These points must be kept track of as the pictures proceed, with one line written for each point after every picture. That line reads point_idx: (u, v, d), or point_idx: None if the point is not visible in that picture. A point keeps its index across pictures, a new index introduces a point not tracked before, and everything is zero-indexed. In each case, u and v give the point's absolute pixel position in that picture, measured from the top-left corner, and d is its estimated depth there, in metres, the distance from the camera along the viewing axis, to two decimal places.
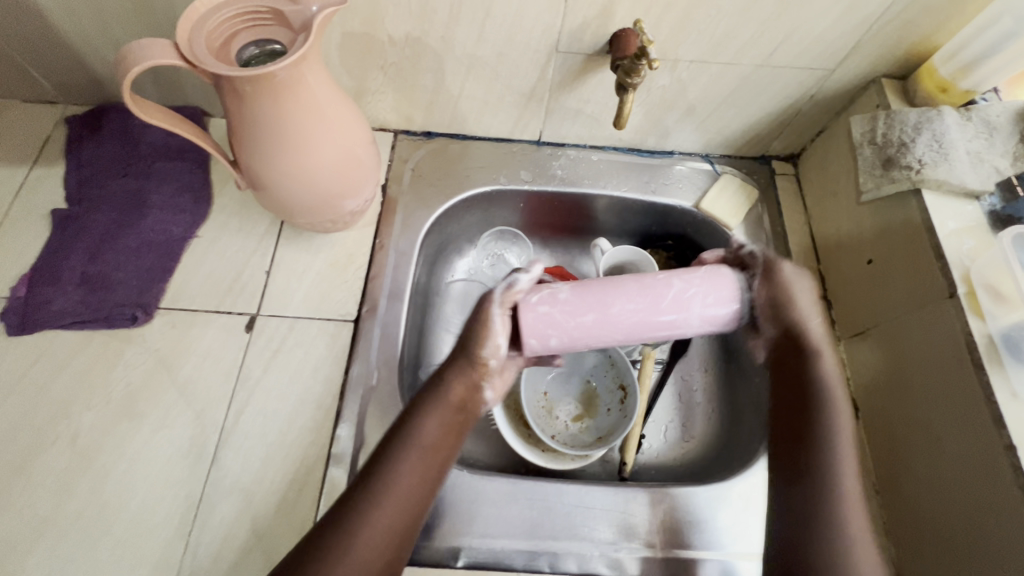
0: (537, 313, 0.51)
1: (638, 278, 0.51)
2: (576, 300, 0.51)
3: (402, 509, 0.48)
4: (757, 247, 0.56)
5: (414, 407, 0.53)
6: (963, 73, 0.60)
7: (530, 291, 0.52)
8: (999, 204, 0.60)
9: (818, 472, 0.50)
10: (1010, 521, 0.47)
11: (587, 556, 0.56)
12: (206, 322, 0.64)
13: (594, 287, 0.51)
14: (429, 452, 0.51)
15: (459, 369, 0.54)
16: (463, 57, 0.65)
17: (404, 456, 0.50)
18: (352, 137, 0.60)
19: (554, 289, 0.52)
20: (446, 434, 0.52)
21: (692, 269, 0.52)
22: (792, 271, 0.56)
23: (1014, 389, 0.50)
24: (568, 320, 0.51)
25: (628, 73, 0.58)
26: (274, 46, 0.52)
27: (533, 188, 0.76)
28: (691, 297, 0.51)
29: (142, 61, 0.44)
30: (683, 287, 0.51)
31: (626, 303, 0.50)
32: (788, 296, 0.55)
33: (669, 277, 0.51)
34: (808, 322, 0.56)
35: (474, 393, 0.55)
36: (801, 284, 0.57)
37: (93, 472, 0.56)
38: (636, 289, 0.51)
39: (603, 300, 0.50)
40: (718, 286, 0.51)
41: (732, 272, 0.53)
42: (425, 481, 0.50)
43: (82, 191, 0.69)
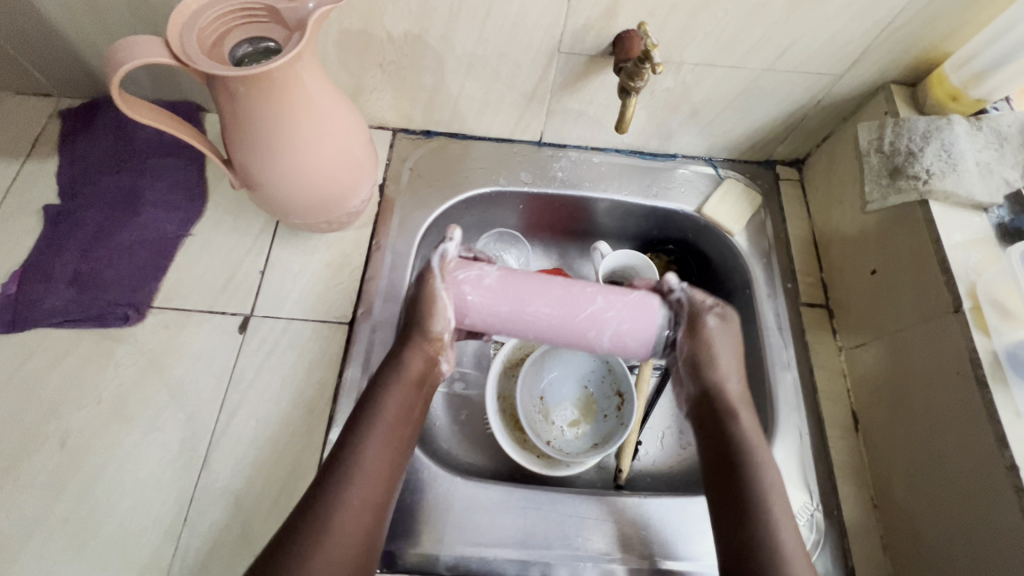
0: (462, 291, 0.54)
1: (567, 283, 0.54)
2: (496, 288, 0.54)
3: (375, 480, 0.50)
4: (687, 292, 0.57)
5: (372, 387, 0.55)
6: (975, 82, 0.59)
7: (462, 270, 0.55)
8: (1007, 216, 0.59)
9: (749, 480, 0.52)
10: (1007, 542, 0.46)
11: (579, 567, 0.56)
12: (199, 323, 0.63)
13: (519, 280, 0.54)
14: (395, 425, 0.53)
15: (415, 346, 0.56)
16: (463, 56, 0.63)
17: (370, 434, 0.52)
18: (349, 137, 0.59)
19: (483, 273, 0.55)
20: (405, 407, 0.54)
21: (623, 292, 0.55)
22: (715, 325, 0.58)
23: (1018, 408, 0.49)
24: (483, 305, 0.54)
25: (632, 76, 0.57)
26: (269, 44, 0.51)
27: (532, 189, 0.75)
28: (607, 317, 0.53)
29: (131, 60, 0.43)
30: (603, 306, 0.53)
31: (543, 304, 0.53)
32: (709, 350, 0.57)
33: (595, 293, 0.54)
34: (725, 381, 0.58)
35: (430, 367, 0.57)
36: (725, 344, 0.58)
37: (82, 473, 0.56)
38: (560, 295, 0.53)
39: (520, 298, 0.53)
40: (637, 315, 0.54)
41: (656, 303, 0.55)
42: (393, 454, 0.52)
43: (75, 187, 0.68)
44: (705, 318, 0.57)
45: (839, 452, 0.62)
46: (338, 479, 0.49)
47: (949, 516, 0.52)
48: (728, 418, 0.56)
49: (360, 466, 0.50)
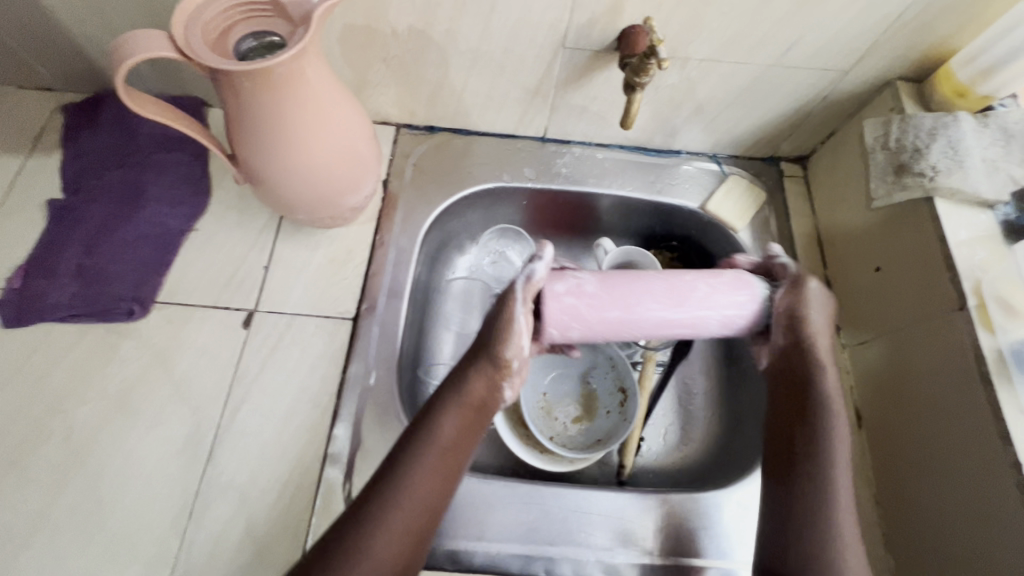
0: (563, 303, 0.52)
1: (666, 277, 0.53)
2: (602, 292, 0.52)
3: (415, 512, 0.47)
4: (790, 259, 0.58)
5: (431, 407, 0.52)
6: (982, 78, 0.58)
7: (554, 282, 0.53)
8: (1013, 213, 0.59)
9: (818, 504, 0.49)
10: (1010, 539, 0.47)
11: (582, 562, 0.56)
12: (203, 318, 0.63)
13: (621, 281, 0.53)
14: (447, 455, 0.50)
15: (480, 370, 0.52)
16: (467, 51, 0.63)
17: (422, 457, 0.49)
18: (353, 132, 0.59)
19: (580, 280, 0.53)
20: (464, 435, 0.52)
21: (717, 274, 0.54)
22: (817, 289, 0.56)
23: (1022, 406, 0.49)
24: (591, 314, 0.52)
25: (637, 72, 0.57)
26: (273, 38, 0.51)
27: (536, 185, 0.75)
28: (714, 302, 0.53)
29: (135, 53, 0.43)
30: (708, 291, 0.53)
31: (652, 301, 0.52)
32: (805, 308, 0.55)
33: (695, 280, 0.54)
34: (815, 339, 0.55)
35: (492, 392, 0.53)
36: (820, 307, 0.56)
37: (88, 468, 0.56)
38: (661, 290, 0.52)
39: (630, 299, 0.52)
40: (739, 294, 0.54)
41: (753, 280, 0.55)
42: (440, 488, 0.49)
43: (79, 182, 0.68)
44: (810, 282, 0.55)
45: None
46: (381, 508, 0.47)
47: (952, 521, 0.52)
48: (815, 372, 0.54)
49: (406, 495, 0.47)
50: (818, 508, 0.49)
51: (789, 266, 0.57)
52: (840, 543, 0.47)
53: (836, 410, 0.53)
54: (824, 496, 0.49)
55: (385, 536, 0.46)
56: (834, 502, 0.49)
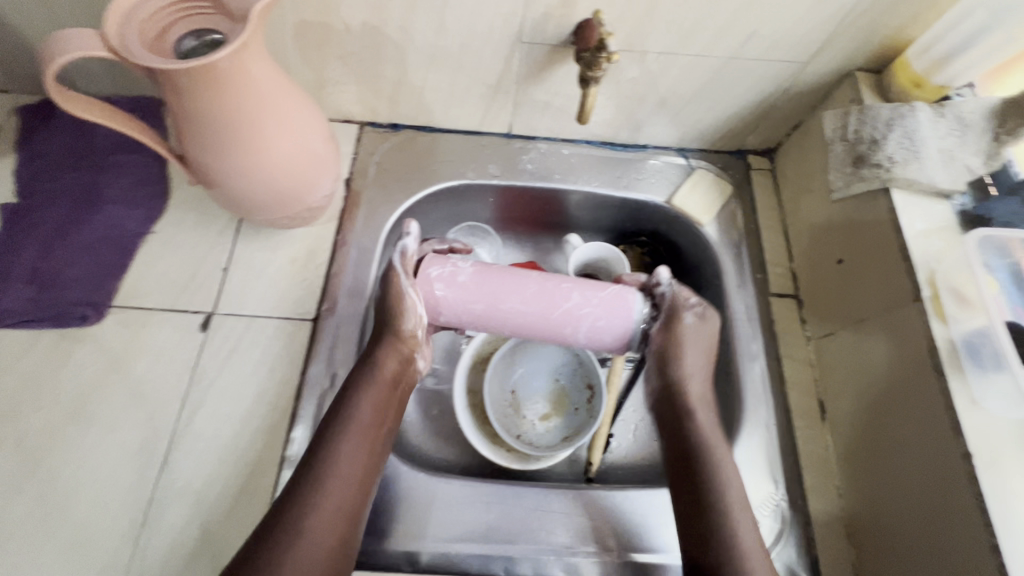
0: (435, 288, 0.55)
1: (541, 282, 0.55)
2: (473, 283, 0.55)
3: (348, 488, 0.50)
4: (672, 288, 0.59)
5: (347, 390, 0.55)
6: (938, 68, 0.58)
7: (436, 264, 0.56)
8: (970, 203, 0.59)
9: (710, 483, 0.53)
10: (962, 528, 0.46)
11: (543, 560, 0.56)
12: (161, 321, 0.62)
13: (494, 277, 0.55)
14: (368, 429, 0.53)
15: (388, 347, 0.57)
16: (424, 47, 0.62)
17: (345, 437, 0.52)
18: (305, 129, 0.58)
19: (458, 268, 0.56)
20: (382, 409, 0.55)
21: (599, 288, 0.55)
22: (692, 324, 0.59)
23: (974, 397, 0.49)
24: (458, 301, 0.55)
25: (589, 66, 0.57)
26: (215, 36, 0.50)
27: (502, 182, 0.75)
28: (582, 313, 0.55)
29: (64, 52, 0.42)
30: (577, 301, 0.55)
31: (517, 300, 0.54)
32: (678, 344, 0.59)
33: (570, 289, 0.55)
34: (686, 379, 0.59)
35: (404, 368, 0.58)
36: (694, 344, 0.59)
37: (41, 475, 0.55)
38: (531, 293, 0.54)
39: (498, 294, 0.54)
40: (612, 312, 0.55)
41: (634, 298, 0.56)
42: (367, 455, 0.52)
43: (33, 184, 0.67)
44: (683, 315, 0.58)
45: (807, 443, 0.62)
46: (313, 485, 0.49)
47: (907, 516, 0.51)
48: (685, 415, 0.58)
49: (334, 468, 0.50)
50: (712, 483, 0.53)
51: (664, 291, 0.59)
52: (733, 511, 0.51)
53: (711, 445, 0.55)
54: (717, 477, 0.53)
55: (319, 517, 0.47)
56: (720, 475, 0.53)
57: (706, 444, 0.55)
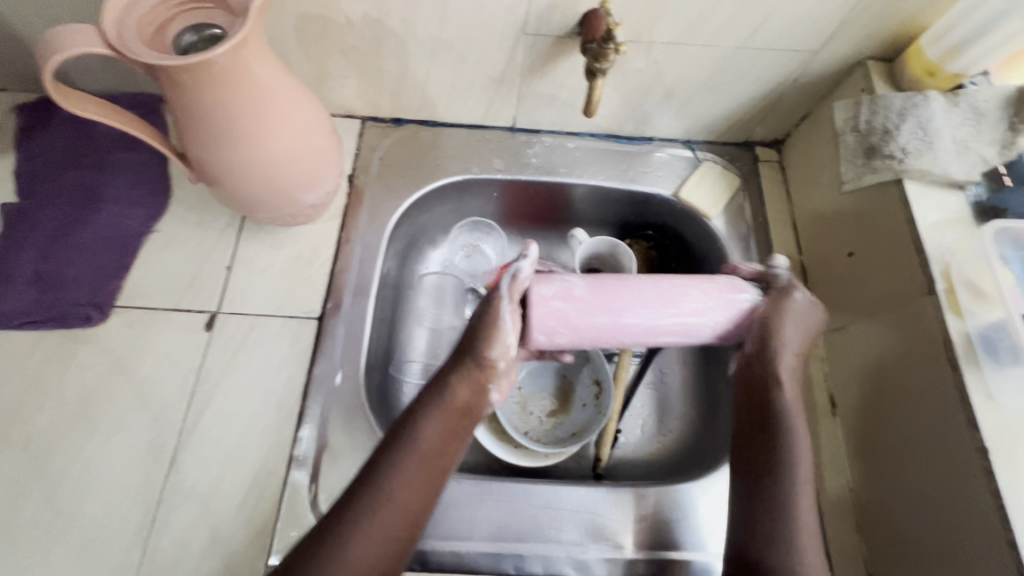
0: (552, 307, 0.49)
1: (657, 282, 0.52)
2: (592, 298, 0.50)
3: (399, 519, 0.47)
4: (787, 270, 0.56)
5: (413, 411, 0.51)
6: (951, 56, 0.57)
7: (545, 284, 0.50)
8: (985, 194, 0.58)
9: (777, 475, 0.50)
10: (977, 523, 0.46)
11: (552, 558, 0.55)
12: (165, 321, 0.62)
13: (610, 287, 0.51)
14: (428, 460, 0.49)
15: (464, 374, 0.50)
16: (426, 40, 0.61)
17: (401, 464, 0.48)
18: (307, 126, 0.57)
19: (568, 284, 0.50)
20: (449, 439, 0.50)
21: (708, 281, 0.53)
22: (800, 300, 0.54)
23: (990, 391, 0.48)
24: (583, 318, 0.50)
25: (597, 57, 0.55)
26: (213, 31, 0.49)
27: (506, 176, 0.74)
28: (707, 309, 0.52)
29: (61, 50, 0.41)
30: (698, 300, 0.52)
31: (638, 309, 0.50)
32: (778, 324, 0.54)
33: (688, 285, 0.52)
34: (784, 350, 0.54)
35: (477, 395, 0.51)
36: (797, 321, 0.54)
37: (49, 478, 0.55)
38: (652, 296, 0.51)
39: (616, 302, 0.50)
40: (728, 305, 0.52)
41: (744, 288, 0.54)
42: (422, 494, 0.48)
43: (33, 184, 0.66)
44: (795, 294, 0.54)
45: (818, 438, 0.61)
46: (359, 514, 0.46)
47: (923, 515, 0.51)
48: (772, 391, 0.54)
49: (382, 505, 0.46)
50: (782, 513, 0.48)
51: (775, 270, 0.56)
52: (799, 516, 0.48)
53: (792, 417, 0.52)
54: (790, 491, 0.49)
55: (362, 548, 0.45)
56: (795, 472, 0.50)
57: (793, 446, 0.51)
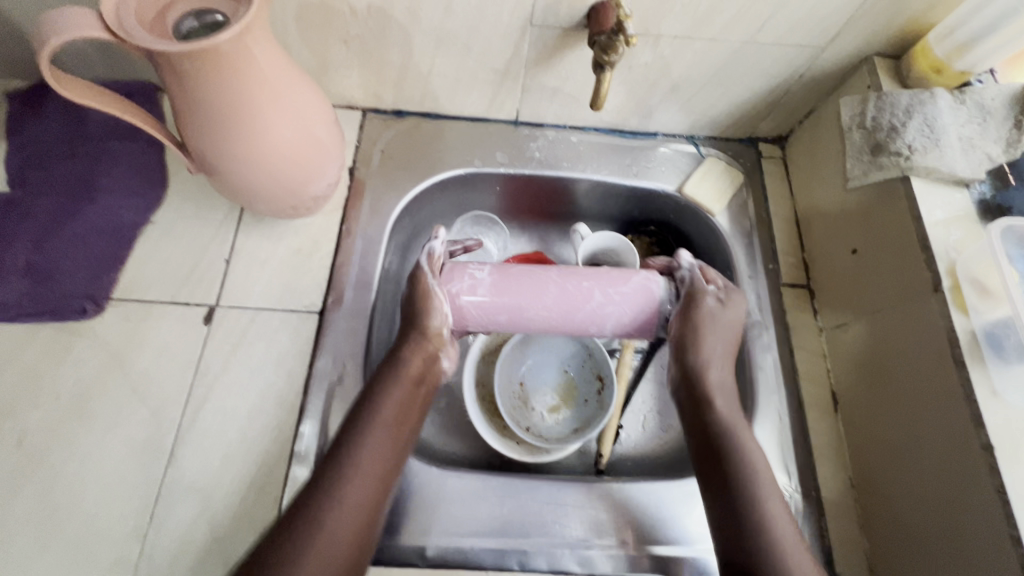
0: (460, 302, 0.56)
1: (563, 283, 0.56)
2: (497, 296, 0.56)
3: (363, 496, 0.47)
4: (693, 269, 0.59)
5: (372, 389, 0.52)
6: (959, 53, 0.57)
7: (455, 280, 0.56)
8: (990, 192, 0.58)
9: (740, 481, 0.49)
10: (982, 511, 0.46)
11: (557, 554, 0.55)
12: (163, 315, 0.60)
13: (516, 287, 0.56)
14: (392, 427, 0.51)
15: (414, 345, 0.55)
16: (431, 30, 0.60)
17: (367, 437, 0.49)
18: (309, 116, 0.56)
19: (475, 280, 0.56)
20: (406, 409, 0.53)
21: (619, 281, 0.57)
22: (714, 307, 0.57)
23: (994, 387, 0.48)
24: (481, 313, 0.56)
25: (605, 50, 0.55)
26: (216, 17, 0.48)
27: (509, 170, 0.73)
28: (608, 305, 0.56)
29: (61, 34, 0.40)
30: (602, 300, 0.56)
31: (540, 308, 0.56)
32: (699, 329, 0.56)
33: (591, 287, 0.56)
34: (707, 364, 0.55)
35: (429, 365, 0.56)
36: (720, 330, 0.56)
37: (44, 474, 0.54)
38: (558, 294, 0.56)
39: (519, 303, 0.56)
40: (636, 303, 0.57)
41: (653, 283, 0.58)
42: (393, 454, 0.50)
43: (26, 173, 0.64)
44: (703, 299, 0.56)
45: (816, 435, 0.61)
46: (331, 491, 0.46)
47: (925, 512, 0.51)
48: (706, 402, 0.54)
49: (356, 466, 0.48)
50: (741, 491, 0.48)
51: (688, 274, 0.59)
52: (766, 501, 0.48)
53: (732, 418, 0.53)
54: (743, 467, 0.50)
55: (347, 500, 0.46)
56: (752, 466, 0.50)
57: (743, 448, 0.51)
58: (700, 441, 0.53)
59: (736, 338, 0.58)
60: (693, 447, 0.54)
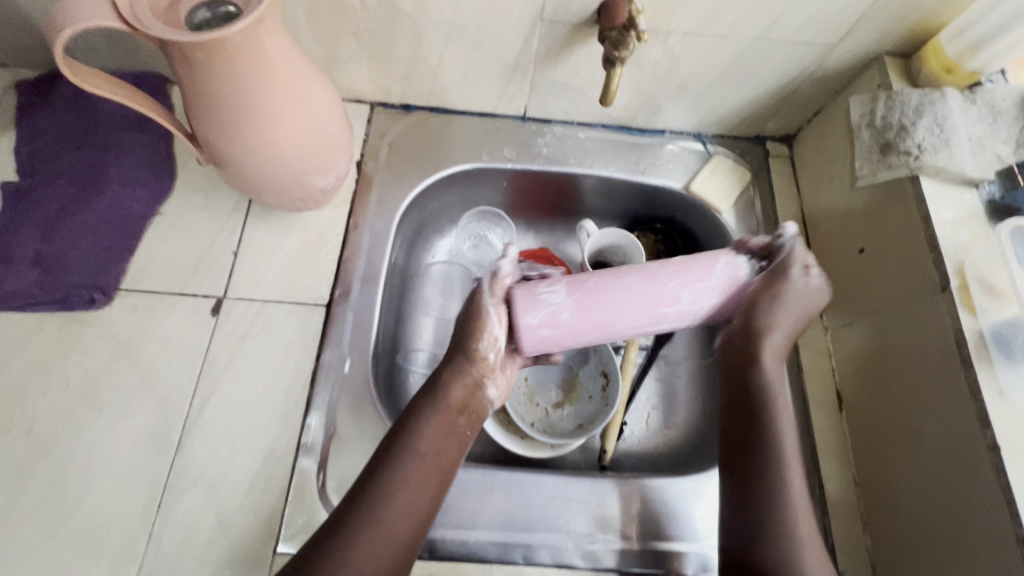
0: (539, 333, 0.50)
1: (647, 289, 0.50)
2: (582, 318, 0.50)
3: (405, 518, 0.48)
4: (793, 243, 0.55)
5: (414, 410, 0.52)
6: (971, 53, 0.57)
7: (529, 313, 0.50)
8: (998, 193, 0.58)
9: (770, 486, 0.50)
10: (984, 509, 0.47)
11: (561, 548, 0.55)
12: (170, 306, 0.61)
13: (603, 301, 0.50)
14: (433, 455, 0.50)
15: (457, 369, 0.52)
16: (441, 24, 0.60)
17: (406, 463, 0.49)
18: (320, 109, 0.56)
19: (554, 307, 0.50)
20: (446, 437, 0.51)
21: (697, 272, 0.51)
22: (798, 281, 0.54)
23: (1001, 387, 0.48)
24: (569, 338, 0.51)
25: (616, 46, 0.55)
26: (228, 9, 0.48)
27: (517, 166, 0.73)
28: (699, 298, 0.51)
29: (74, 22, 0.40)
30: (691, 299, 0.51)
31: (632, 317, 0.50)
32: (774, 302, 0.54)
33: (678, 286, 0.50)
34: (771, 330, 0.55)
35: (473, 393, 0.53)
36: (790, 308, 0.54)
37: (52, 462, 0.54)
38: (640, 303, 0.50)
39: (607, 317, 0.50)
40: (716, 289, 0.52)
41: (727, 262, 0.53)
42: (433, 489, 0.50)
43: (34, 163, 0.65)
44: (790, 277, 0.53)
45: (820, 433, 0.61)
46: (369, 513, 0.47)
47: (924, 510, 0.52)
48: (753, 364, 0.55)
49: (390, 499, 0.48)
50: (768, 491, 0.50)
51: (783, 247, 0.55)
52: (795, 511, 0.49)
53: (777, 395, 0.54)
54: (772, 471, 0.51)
55: (378, 532, 0.46)
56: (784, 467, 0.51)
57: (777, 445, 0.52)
58: (734, 416, 0.55)
59: (807, 316, 0.56)
60: (727, 433, 0.55)
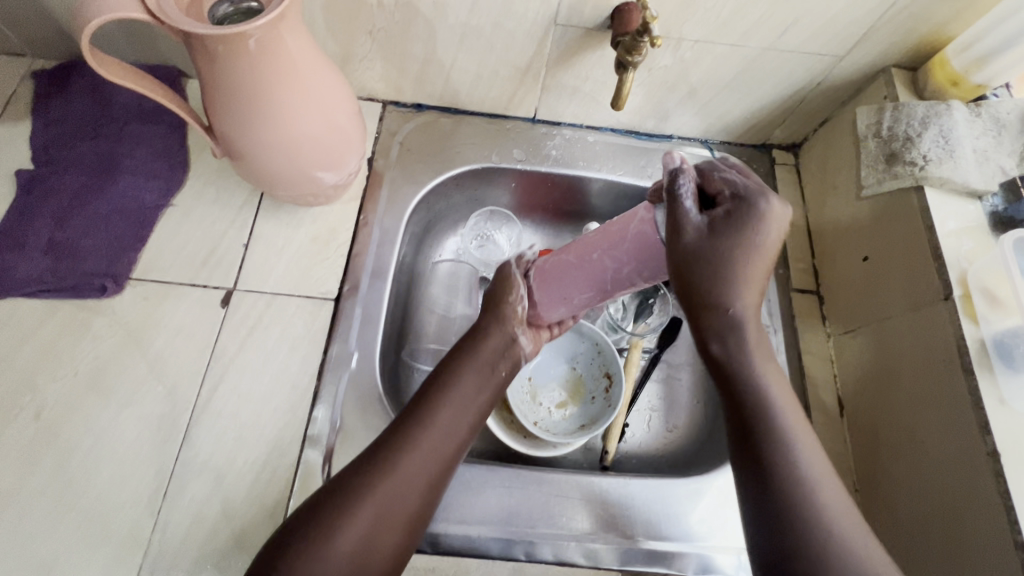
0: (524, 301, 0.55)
1: (579, 262, 0.49)
2: (546, 295, 0.54)
3: (431, 463, 0.44)
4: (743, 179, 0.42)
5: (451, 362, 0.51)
6: (977, 67, 0.58)
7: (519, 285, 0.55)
8: (1001, 205, 0.59)
9: (775, 450, 0.40)
10: (984, 512, 0.47)
11: (562, 545, 0.56)
12: (180, 296, 0.61)
13: (553, 283, 0.53)
14: (468, 399, 0.48)
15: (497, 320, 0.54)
16: (456, 25, 0.61)
17: (441, 406, 0.47)
18: (335, 106, 0.57)
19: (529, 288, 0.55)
20: (483, 385, 0.50)
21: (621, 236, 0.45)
22: (764, 215, 0.41)
23: (1002, 396, 0.49)
24: (547, 305, 0.55)
25: (629, 51, 0.56)
26: (250, 4, 0.49)
27: (525, 167, 0.74)
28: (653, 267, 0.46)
29: (102, 13, 0.41)
30: (615, 267, 0.47)
31: (585, 296, 0.51)
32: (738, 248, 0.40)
33: (603, 255, 0.47)
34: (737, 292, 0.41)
35: (510, 345, 0.53)
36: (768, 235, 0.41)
37: (59, 449, 0.54)
38: (587, 278, 0.49)
39: (562, 296, 0.53)
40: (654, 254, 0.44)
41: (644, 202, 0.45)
42: (466, 430, 0.48)
43: (50, 152, 0.65)
44: (752, 207, 0.41)
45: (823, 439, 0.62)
46: (396, 448, 0.44)
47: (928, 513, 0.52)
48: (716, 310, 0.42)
49: (421, 439, 0.45)
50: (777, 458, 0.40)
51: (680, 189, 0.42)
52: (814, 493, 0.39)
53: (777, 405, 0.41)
54: (747, 390, 0.42)
55: (402, 474, 0.43)
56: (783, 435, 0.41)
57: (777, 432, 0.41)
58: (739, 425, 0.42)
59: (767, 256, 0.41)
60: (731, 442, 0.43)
